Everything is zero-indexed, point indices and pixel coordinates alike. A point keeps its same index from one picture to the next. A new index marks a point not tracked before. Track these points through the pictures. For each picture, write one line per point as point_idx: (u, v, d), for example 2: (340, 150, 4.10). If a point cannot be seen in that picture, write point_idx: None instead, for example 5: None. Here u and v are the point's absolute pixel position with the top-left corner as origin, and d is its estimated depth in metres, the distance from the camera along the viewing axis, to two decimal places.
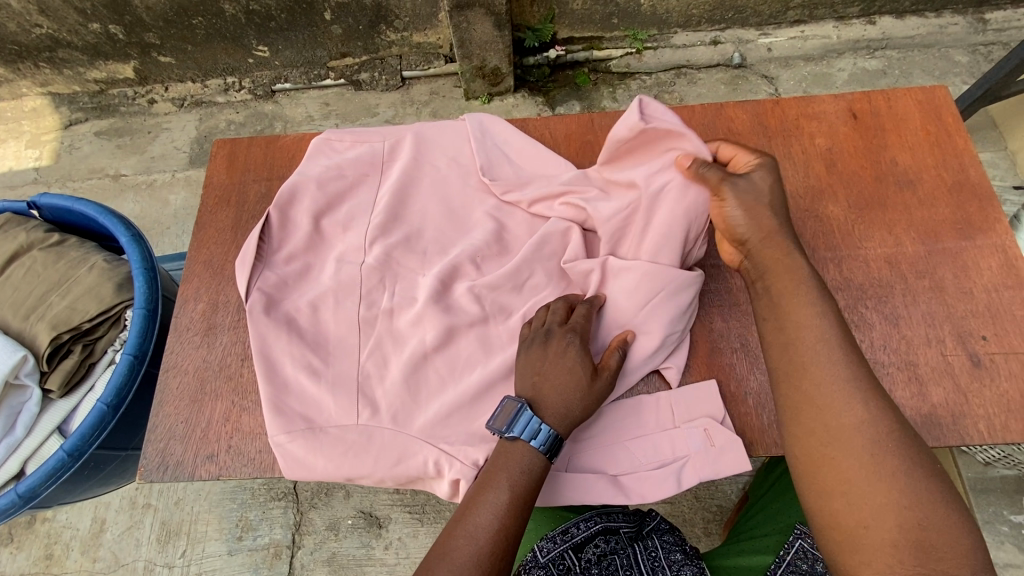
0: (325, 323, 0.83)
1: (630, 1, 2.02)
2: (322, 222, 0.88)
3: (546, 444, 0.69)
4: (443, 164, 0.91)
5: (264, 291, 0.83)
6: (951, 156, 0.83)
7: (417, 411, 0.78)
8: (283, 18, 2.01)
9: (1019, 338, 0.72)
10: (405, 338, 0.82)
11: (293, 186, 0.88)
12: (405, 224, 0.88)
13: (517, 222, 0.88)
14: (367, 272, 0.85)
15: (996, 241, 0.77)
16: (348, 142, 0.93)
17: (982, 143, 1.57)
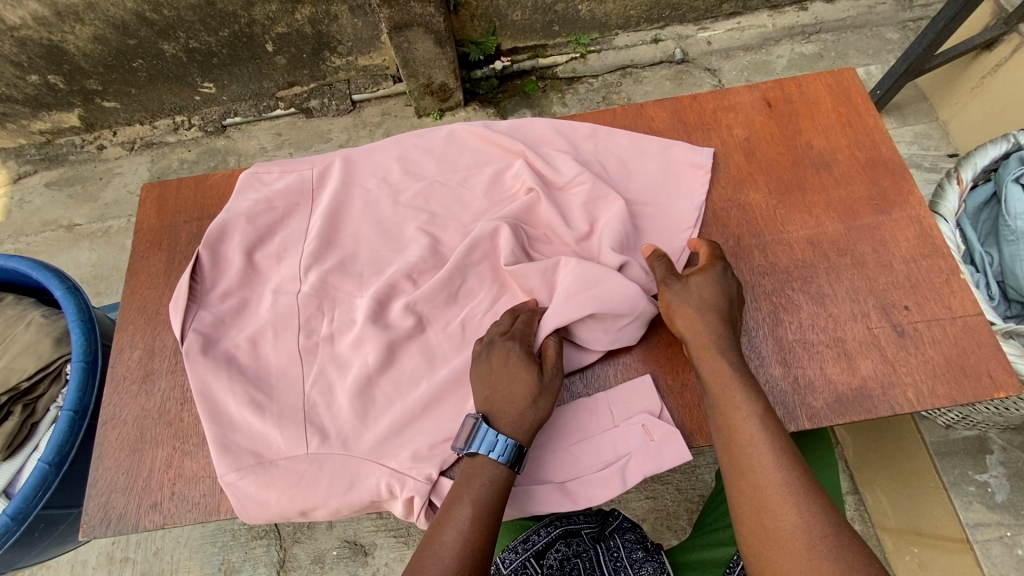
0: (266, 356, 0.83)
1: (568, 8, 2.04)
2: (255, 256, 0.88)
3: (507, 455, 0.68)
4: (372, 186, 0.92)
5: (200, 332, 0.82)
6: (863, 134, 0.86)
7: (366, 433, 0.77)
8: (224, 54, 2.00)
9: (938, 304, 0.74)
10: (348, 361, 0.82)
11: (222, 224, 0.88)
12: (339, 249, 0.88)
13: (451, 235, 0.88)
14: (304, 300, 0.85)
15: (911, 213, 0.80)
16: (275, 173, 0.93)
17: (915, 116, 1.62)
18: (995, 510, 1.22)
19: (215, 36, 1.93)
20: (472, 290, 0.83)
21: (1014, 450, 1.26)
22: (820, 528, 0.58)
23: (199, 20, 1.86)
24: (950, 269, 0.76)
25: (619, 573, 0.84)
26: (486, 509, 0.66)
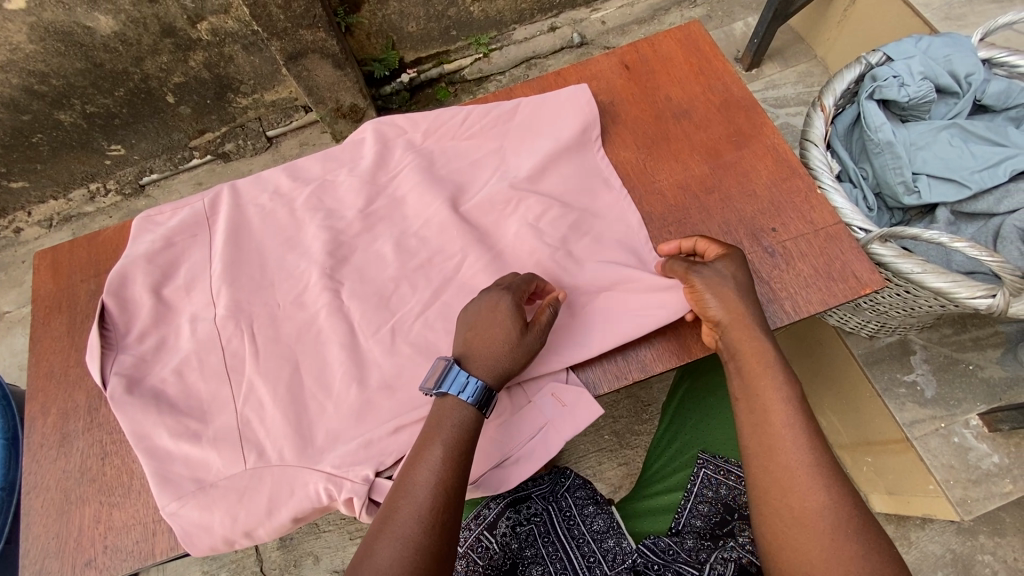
0: (194, 387, 0.80)
1: (460, 11, 2.08)
2: (163, 292, 0.85)
3: (474, 395, 0.69)
4: (266, 202, 0.92)
5: (122, 374, 0.79)
6: (715, 79, 0.91)
7: (305, 440, 0.76)
8: (125, 113, 1.97)
9: (801, 222, 0.80)
10: (276, 374, 0.80)
11: (123, 269, 0.85)
12: (246, 266, 0.87)
13: (352, 234, 0.89)
14: (222, 323, 0.83)
15: (766, 142, 0.86)
16: (167, 211, 0.91)
17: (796, 57, 1.71)
18: (927, 405, 1.29)
19: (111, 97, 1.90)
20: (403, 295, 0.84)
21: (934, 346, 1.33)
22: None
23: (90, 84, 1.83)
24: (808, 187, 0.82)
25: (572, 529, 0.86)
26: (459, 446, 0.68)
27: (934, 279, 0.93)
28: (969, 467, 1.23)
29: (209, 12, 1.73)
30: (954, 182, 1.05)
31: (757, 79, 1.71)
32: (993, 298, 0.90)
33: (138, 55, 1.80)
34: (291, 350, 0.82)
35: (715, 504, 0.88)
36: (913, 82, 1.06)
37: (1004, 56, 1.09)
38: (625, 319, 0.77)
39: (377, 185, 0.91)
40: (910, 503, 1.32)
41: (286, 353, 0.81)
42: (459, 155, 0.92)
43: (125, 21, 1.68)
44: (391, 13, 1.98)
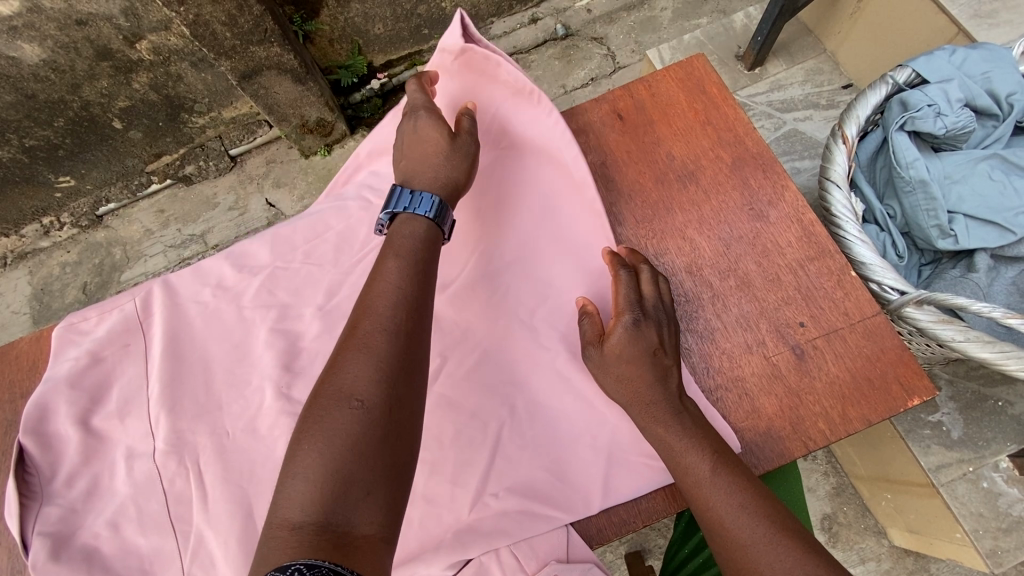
0: (134, 542, 0.68)
1: (431, 8, 1.87)
2: (93, 422, 0.72)
3: (424, 209, 0.66)
4: (209, 300, 0.78)
5: (47, 534, 0.65)
6: (726, 130, 0.77)
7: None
8: (69, 143, 1.79)
9: (834, 313, 0.67)
10: (226, 526, 0.68)
11: (41, 399, 0.70)
12: (188, 384, 0.74)
13: (310, 338, 0.76)
14: (164, 461, 0.71)
15: (790, 211, 0.73)
16: (93, 317, 0.77)
17: (802, 54, 1.54)
18: (954, 447, 1.20)
19: (51, 128, 1.72)
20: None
21: (961, 381, 1.23)
22: None
23: (24, 116, 1.65)
24: (840, 268, 0.69)
25: None
26: (418, 261, 0.62)
27: (977, 348, 0.81)
28: (999, 515, 1.14)
29: (147, 30, 1.54)
30: (994, 224, 0.92)
31: (760, 79, 1.55)
32: None
33: (74, 82, 1.61)
34: (243, 493, 0.69)
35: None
36: (951, 110, 0.91)
37: None
38: (626, 463, 0.66)
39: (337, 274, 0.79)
40: (933, 544, 1.25)
41: (238, 497, 0.69)
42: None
43: (54, 48, 1.50)
44: (354, 16, 1.79)
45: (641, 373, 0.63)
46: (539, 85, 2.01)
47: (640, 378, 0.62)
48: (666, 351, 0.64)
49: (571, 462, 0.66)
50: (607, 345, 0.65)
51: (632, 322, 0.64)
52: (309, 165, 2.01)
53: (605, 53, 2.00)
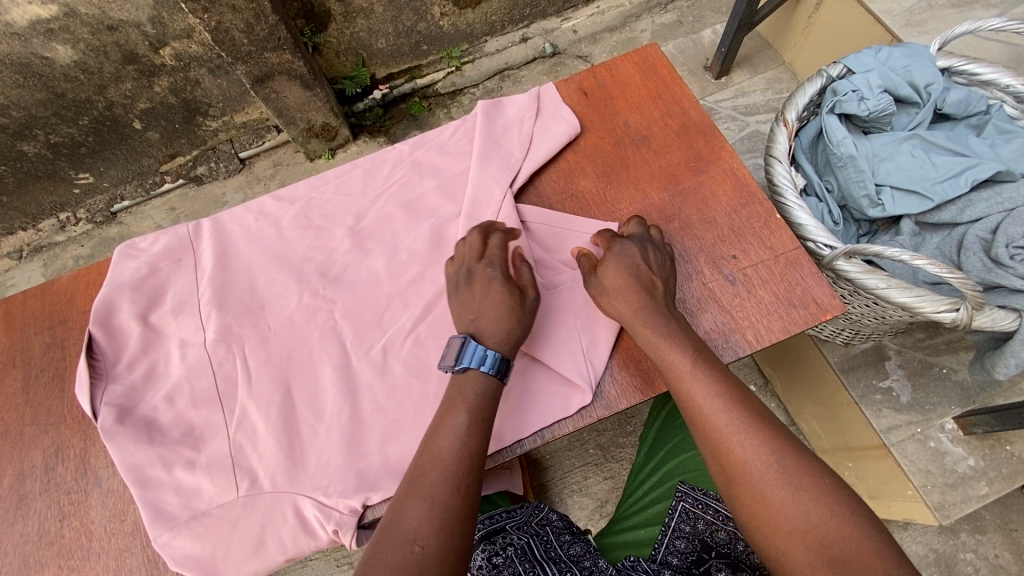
0: (186, 414, 0.81)
1: (430, 26, 2.05)
2: (150, 318, 0.86)
3: (496, 366, 0.70)
4: (252, 224, 0.93)
5: (112, 404, 0.80)
6: (673, 103, 0.91)
7: (298, 464, 0.76)
8: (92, 141, 1.93)
9: (761, 247, 0.79)
10: (268, 399, 0.80)
11: (107, 298, 0.85)
12: (237, 293, 0.88)
13: (336, 258, 0.89)
14: (212, 347, 0.84)
15: (726, 166, 0.85)
16: (149, 238, 0.92)
17: (763, 65, 1.71)
18: (903, 410, 1.30)
19: (76, 126, 1.86)
20: (395, 312, 0.84)
21: (908, 351, 1.34)
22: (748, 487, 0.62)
23: (53, 114, 1.79)
24: (767, 213, 0.82)
25: (549, 552, 0.79)
26: (482, 410, 0.68)
27: (898, 293, 0.92)
28: (945, 471, 1.23)
29: (171, 37, 1.70)
30: (917, 193, 1.05)
31: (726, 87, 1.71)
32: (957, 312, 0.90)
33: (101, 83, 1.76)
34: (282, 373, 0.82)
35: (693, 541, 0.77)
36: (873, 95, 1.06)
37: (963, 65, 1.09)
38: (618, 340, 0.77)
39: (357, 208, 0.93)
40: (891, 507, 1.32)
41: (277, 376, 0.82)
42: (450, 167, 0.93)
43: (85, 50, 1.65)
44: (359, 30, 1.96)
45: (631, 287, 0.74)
46: None
47: (632, 287, 0.73)
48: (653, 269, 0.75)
49: (569, 353, 0.76)
50: (602, 274, 0.76)
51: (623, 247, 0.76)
52: (314, 168, 2.16)
53: None
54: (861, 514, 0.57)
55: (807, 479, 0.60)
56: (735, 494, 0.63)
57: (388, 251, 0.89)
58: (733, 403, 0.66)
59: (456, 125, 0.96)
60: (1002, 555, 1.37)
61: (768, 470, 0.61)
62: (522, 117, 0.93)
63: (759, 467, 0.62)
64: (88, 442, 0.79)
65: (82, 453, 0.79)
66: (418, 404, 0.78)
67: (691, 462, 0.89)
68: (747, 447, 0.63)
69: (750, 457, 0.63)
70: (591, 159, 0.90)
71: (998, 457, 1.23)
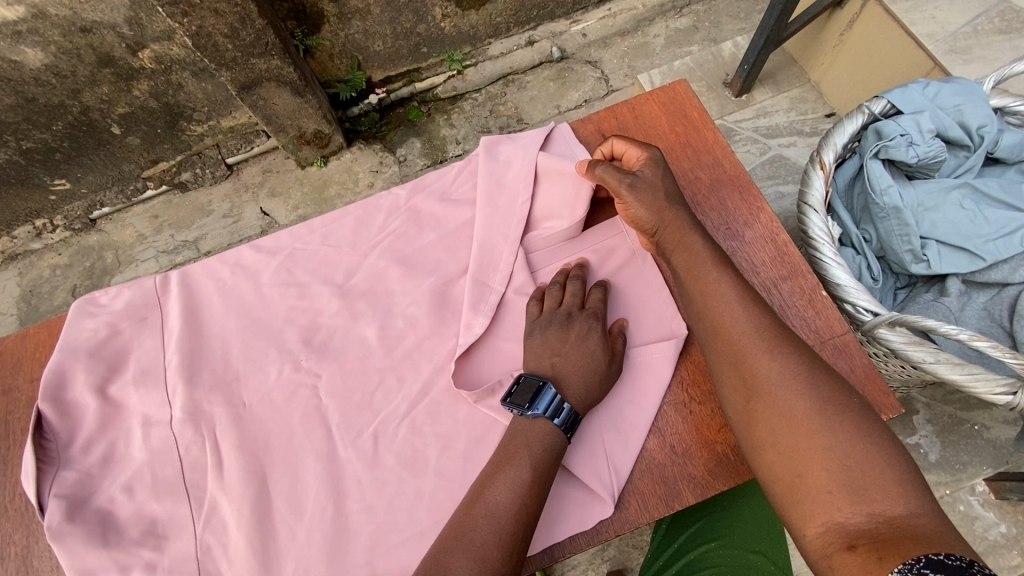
0: (147, 507, 0.67)
1: (430, 27, 1.92)
2: (110, 390, 0.73)
3: (569, 423, 0.63)
4: (226, 278, 0.79)
5: (61, 496, 0.66)
6: (705, 153, 0.80)
7: (272, 574, 0.63)
8: (67, 147, 1.81)
9: (806, 331, 0.70)
10: (241, 492, 0.67)
11: (57, 367, 0.72)
12: (207, 363, 0.74)
13: (325, 320, 0.76)
14: (179, 428, 0.70)
15: (766, 231, 0.75)
16: (111, 291, 0.78)
17: (787, 82, 1.59)
18: (931, 470, 1.21)
19: (49, 131, 1.74)
20: (389, 391, 0.71)
21: (938, 405, 1.25)
22: (785, 423, 0.58)
23: (23, 119, 1.67)
24: (812, 288, 0.72)
25: None
26: (544, 469, 0.60)
27: (949, 370, 0.83)
28: (975, 538, 1.16)
29: (150, 40, 1.57)
30: (965, 251, 0.95)
31: (747, 106, 1.60)
32: (1014, 396, 0.81)
33: (75, 87, 1.64)
34: (258, 461, 0.69)
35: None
36: (923, 140, 0.95)
37: (1018, 105, 0.99)
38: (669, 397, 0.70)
39: (352, 259, 0.79)
40: None
41: (252, 465, 0.68)
42: (452, 216, 0.81)
43: (56, 53, 1.52)
44: (354, 32, 1.83)
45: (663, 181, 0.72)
46: (533, 105, 2.06)
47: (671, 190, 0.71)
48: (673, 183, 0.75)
49: (590, 452, 0.67)
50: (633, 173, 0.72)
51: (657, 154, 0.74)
52: (305, 176, 2.03)
53: (598, 76, 2.04)
54: (889, 441, 0.55)
55: (834, 394, 0.58)
56: (749, 399, 0.61)
57: (383, 315, 0.75)
58: (759, 313, 0.64)
59: (458, 169, 0.84)
60: None
61: (789, 378, 0.59)
62: (535, 160, 0.82)
63: (781, 375, 0.60)
64: (31, 539, 0.69)
65: (24, 553, 0.68)
66: (412, 505, 0.65)
67: (715, 555, 0.80)
68: (787, 387, 0.59)
69: (773, 368, 0.60)
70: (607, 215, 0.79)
71: None
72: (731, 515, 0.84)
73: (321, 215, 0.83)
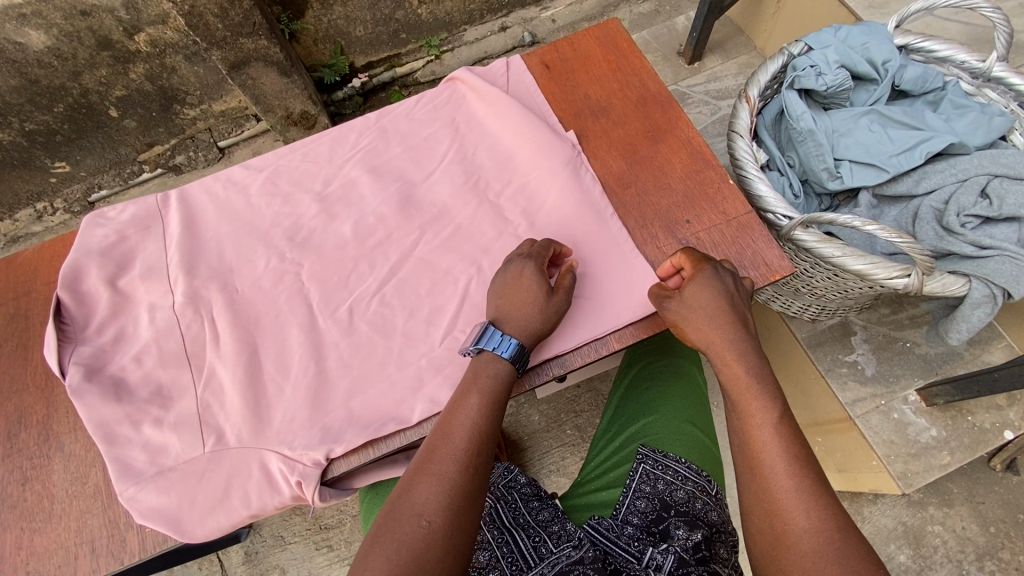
0: (154, 375, 0.78)
1: (408, 14, 2.05)
2: (119, 283, 0.83)
3: (515, 355, 0.70)
4: (220, 192, 0.91)
5: (81, 364, 0.77)
6: (632, 76, 0.93)
7: (262, 421, 0.74)
8: (67, 129, 1.92)
9: (714, 214, 0.81)
10: (234, 358, 0.78)
11: (73, 263, 0.83)
12: (204, 260, 0.85)
13: (306, 221, 0.87)
14: (180, 310, 0.81)
15: (682, 135, 0.87)
16: (119, 205, 0.89)
17: (736, 50, 1.73)
18: (868, 383, 1.32)
19: (51, 113, 1.84)
20: (361, 274, 0.83)
21: (873, 326, 1.37)
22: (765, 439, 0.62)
23: (27, 100, 1.77)
24: (721, 179, 0.84)
25: (517, 518, 0.77)
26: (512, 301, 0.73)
27: (854, 261, 0.94)
28: (908, 442, 1.27)
29: (146, 23, 1.70)
30: (874, 166, 1.08)
31: (699, 72, 1.74)
32: (908, 278, 0.92)
33: (75, 69, 1.75)
34: (249, 334, 0.80)
35: (653, 501, 0.78)
36: (830, 71, 1.09)
37: (918, 42, 1.13)
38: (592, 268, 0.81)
39: (328, 171, 0.91)
40: (857, 479, 1.32)
41: (244, 337, 0.79)
42: (417, 134, 0.93)
43: (58, 36, 1.64)
44: (337, 18, 1.96)
45: (721, 314, 0.70)
46: None
47: (722, 315, 0.70)
48: (740, 301, 0.72)
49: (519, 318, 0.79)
50: (685, 297, 0.72)
51: (713, 271, 0.72)
52: None
53: None
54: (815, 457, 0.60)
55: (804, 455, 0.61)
56: (775, 556, 0.57)
57: (355, 214, 0.87)
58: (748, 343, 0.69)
59: (420, 98, 0.96)
60: (969, 525, 1.35)
61: (823, 545, 0.54)
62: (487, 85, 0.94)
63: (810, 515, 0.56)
64: (51, 408, 0.79)
65: (45, 420, 0.78)
66: (382, 359, 0.77)
67: (651, 427, 0.91)
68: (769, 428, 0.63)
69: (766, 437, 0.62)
70: (546, 121, 0.90)
71: (959, 428, 1.26)
72: (660, 394, 0.95)
73: (301, 139, 0.94)
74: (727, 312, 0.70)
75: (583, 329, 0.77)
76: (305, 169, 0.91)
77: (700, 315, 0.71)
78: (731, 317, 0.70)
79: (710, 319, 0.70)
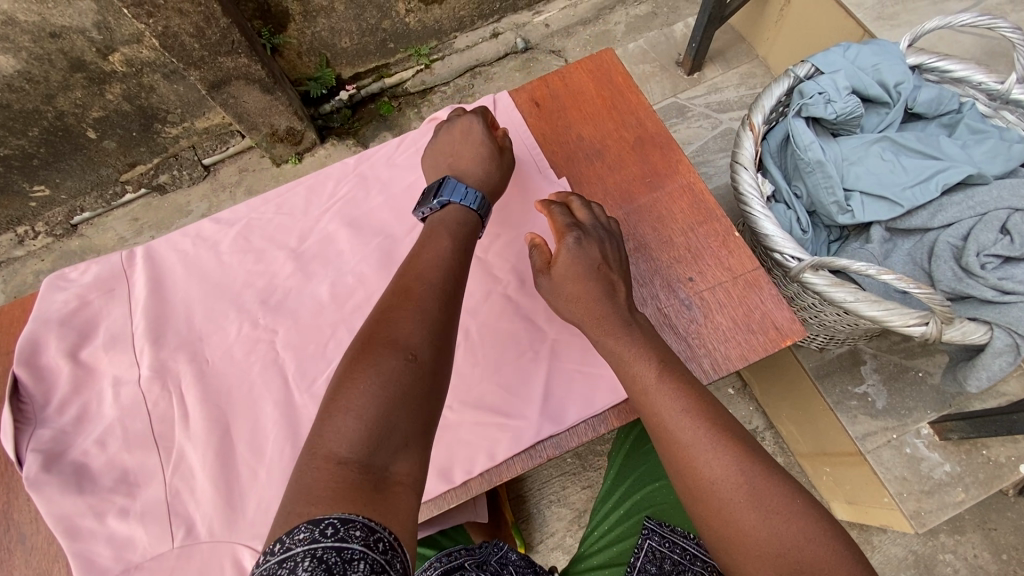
0: (119, 459, 0.73)
1: (395, 23, 1.97)
2: (81, 355, 0.78)
3: (479, 205, 0.73)
4: (189, 249, 0.85)
5: (39, 450, 0.71)
6: (628, 114, 0.86)
7: (236, 511, 0.69)
8: (44, 153, 1.85)
9: (718, 270, 0.75)
10: (205, 439, 0.73)
11: (31, 336, 0.77)
12: (172, 326, 0.79)
13: (280, 282, 0.81)
14: (146, 386, 0.76)
15: (683, 181, 0.81)
16: (81, 266, 0.83)
17: (737, 59, 1.66)
18: (878, 416, 1.27)
19: (26, 137, 1.78)
20: (340, 342, 0.77)
21: (884, 354, 1.32)
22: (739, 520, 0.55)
23: None
24: (726, 231, 0.78)
25: None
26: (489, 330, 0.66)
27: (867, 307, 0.88)
28: (921, 478, 1.21)
29: (120, 43, 1.62)
30: (887, 199, 1.02)
31: (699, 83, 1.66)
32: (927, 327, 0.86)
33: (48, 92, 1.67)
34: (221, 411, 0.74)
35: None
36: (840, 97, 1.02)
37: (933, 62, 1.05)
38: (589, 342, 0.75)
39: (304, 225, 0.85)
40: (868, 512, 1.29)
41: (215, 414, 0.74)
42: (398, 182, 0.86)
43: (28, 59, 1.56)
44: (321, 30, 1.88)
45: (589, 291, 0.69)
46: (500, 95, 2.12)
47: (588, 293, 0.69)
48: (610, 266, 0.71)
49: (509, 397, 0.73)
50: (556, 273, 0.72)
51: (576, 241, 0.71)
52: (280, 173, 2.08)
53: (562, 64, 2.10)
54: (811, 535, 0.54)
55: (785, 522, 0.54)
56: None
57: (332, 275, 0.81)
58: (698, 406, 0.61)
59: (400, 142, 0.89)
60: (983, 557, 1.31)
61: None
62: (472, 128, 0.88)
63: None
64: (12, 495, 0.74)
65: (5, 508, 0.73)
66: None
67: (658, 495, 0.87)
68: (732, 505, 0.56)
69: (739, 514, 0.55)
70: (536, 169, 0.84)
71: (974, 462, 1.21)
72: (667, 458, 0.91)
73: (275, 188, 0.88)
74: (598, 287, 0.69)
75: (578, 406, 0.71)
76: (280, 222, 0.85)
77: (573, 293, 0.70)
78: (601, 286, 0.69)
79: (581, 292, 0.70)
